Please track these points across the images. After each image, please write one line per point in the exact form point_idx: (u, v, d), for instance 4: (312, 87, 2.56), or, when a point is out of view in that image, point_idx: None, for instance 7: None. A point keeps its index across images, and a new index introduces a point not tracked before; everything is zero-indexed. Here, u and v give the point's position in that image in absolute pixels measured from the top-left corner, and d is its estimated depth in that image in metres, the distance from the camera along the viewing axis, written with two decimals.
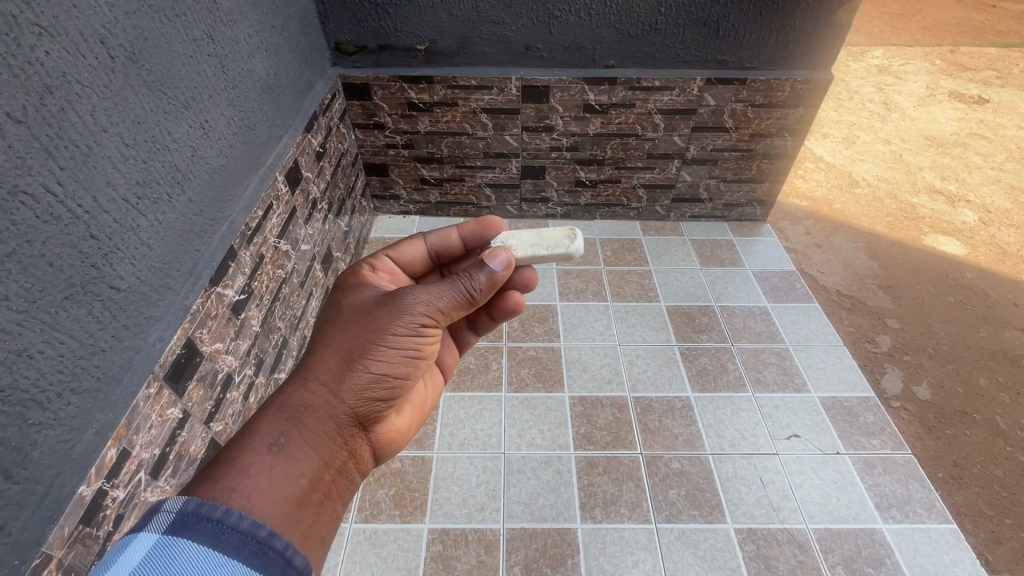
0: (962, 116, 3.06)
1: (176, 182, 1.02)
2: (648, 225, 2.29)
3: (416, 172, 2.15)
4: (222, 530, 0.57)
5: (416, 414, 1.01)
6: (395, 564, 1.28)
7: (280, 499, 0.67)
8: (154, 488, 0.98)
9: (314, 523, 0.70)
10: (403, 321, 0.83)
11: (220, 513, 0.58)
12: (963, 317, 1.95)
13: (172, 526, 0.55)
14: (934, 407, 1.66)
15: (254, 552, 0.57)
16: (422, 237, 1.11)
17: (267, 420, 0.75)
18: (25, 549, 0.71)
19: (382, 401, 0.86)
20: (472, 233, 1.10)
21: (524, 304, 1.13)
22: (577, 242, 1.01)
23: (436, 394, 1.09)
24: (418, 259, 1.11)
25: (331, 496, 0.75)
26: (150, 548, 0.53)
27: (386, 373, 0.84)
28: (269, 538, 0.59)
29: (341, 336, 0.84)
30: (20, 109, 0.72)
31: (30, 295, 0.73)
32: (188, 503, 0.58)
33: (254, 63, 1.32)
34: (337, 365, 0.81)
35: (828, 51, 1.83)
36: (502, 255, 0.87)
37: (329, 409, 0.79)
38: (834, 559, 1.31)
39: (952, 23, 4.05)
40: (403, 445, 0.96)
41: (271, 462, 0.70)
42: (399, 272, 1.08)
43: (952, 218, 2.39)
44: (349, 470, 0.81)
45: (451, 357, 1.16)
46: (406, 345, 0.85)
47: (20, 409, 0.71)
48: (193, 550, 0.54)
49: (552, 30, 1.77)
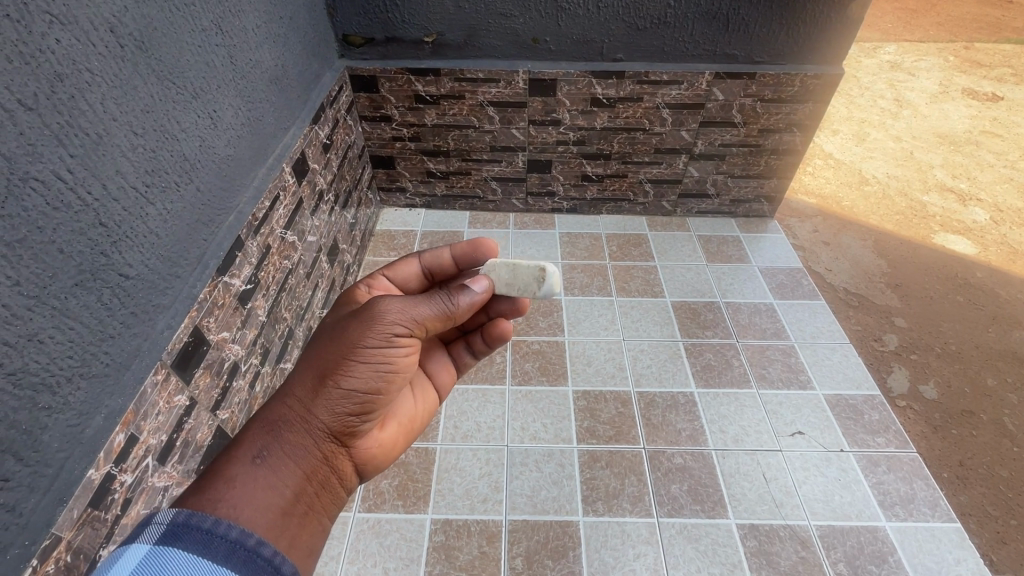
0: (975, 113, 3.02)
1: (184, 171, 1.03)
2: (655, 220, 2.28)
3: (422, 165, 2.15)
4: (211, 538, 0.58)
5: (404, 430, 1.00)
6: (397, 554, 1.29)
7: (264, 509, 0.69)
8: (162, 474, 0.99)
9: (299, 533, 0.71)
10: (375, 333, 0.82)
11: (210, 524, 0.60)
12: (972, 317, 1.93)
13: (163, 537, 0.57)
14: (940, 407, 1.64)
15: (243, 560, 0.58)
16: (416, 256, 1.11)
17: (251, 432, 0.77)
18: (35, 530, 0.73)
19: (360, 415, 0.85)
20: (464, 252, 1.09)
21: (512, 332, 1.14)
22: (546, 288, 1.01)
23: (429, 412, 1.08)
24: (412, 278, 1.11)
25: (314, 509, 0.76)
26: (142, 558, 0.55)
27: (360, 388, 0.83)
28: (257, 547, 0.60)
29: (319, 350, 0.84)
30: (31, 96, 0.73)
31: (40, 280, 0.74)
32: (178, 515, 0.59)
33: (263, 55, 1.32)
34: (313, 380, 0.81)
35: (839, 46, 1.81)
36: (483, 281, 0.96)
37: (306, 423, 0.79)
38: (836, 556, 1.31)
39: (967, 19, 3.99)
40: (388, 460, 0.95)
41: (253, 473, 0.72)
42: (393, 291, 1.09)
43: (962, 217, 2.36)
44: (331, 485, 0.82)
45: (447, 377, 1.15)
46: (381, 359, 0.83)
47: (31, 393, 0.72)
48: (182, 558, 0.56)
49: (561, 23, 1.76)
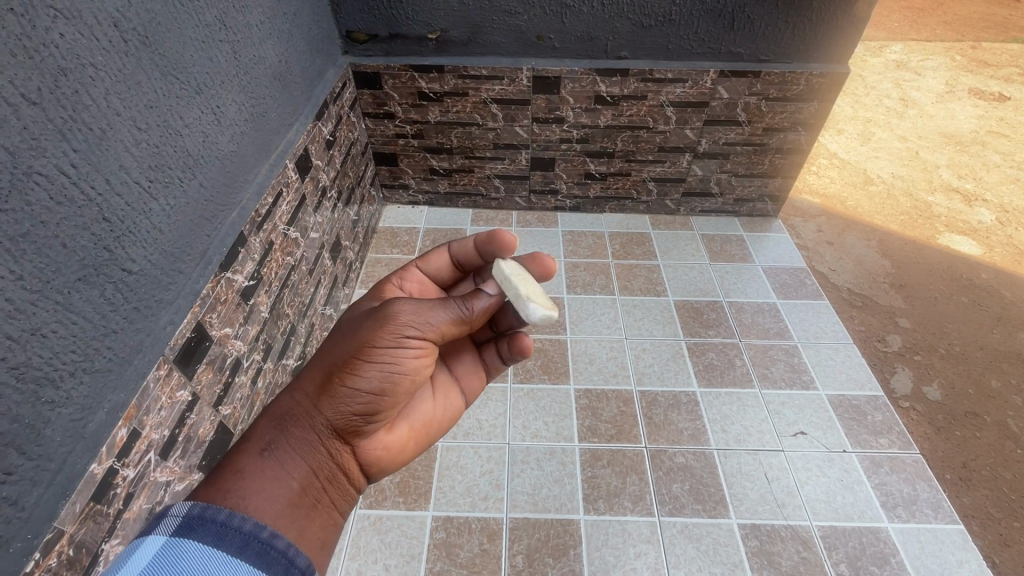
0: (981, 113, 3.00)
1: (188, 167, 1.03)
2: (658, 218, 2.28)
3: (425, 162, 2.15)
4: (225, 530, 0.59)
5: (419, 434, 0.98)
6: (398, 550, 1.30)
7: (272, 500, 0.70)
8: (164, 468, 0.99)
9: (308, 524, 0.72)
10: (385, 335, 0.81)
11: (224, 517, 0.61)
12: (977, 318, 1.92)
13: (178, 529, 0.57)
14: (944, 408, 1.64)
15: (257, 551, 0.59)
16: (448, 248, 1.10)
17: (261, 425, 0.79)
18: (38, 524, 0.73)
19: (367, 415, 0.84)
20: (486, 240, 1.04)
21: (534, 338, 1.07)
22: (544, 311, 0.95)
23: (452, 417, 1.05)
24: (445, 272, 1.11)
25: (321, 504, 0.76)
26: (159, 547, 0.55)
27: (366, 389, 0.82)
28: (270, 539, 0.61)
29: (332, 346, 0.85)
30: (35, 91, 0.73)
31: (43, 274, 0.74)
32: (192, 508, 0.60)
33: (266, 50, 1.32)
34: (321, 377, 0.82)
35: (847, 43, 1.79)
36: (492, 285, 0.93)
37: (312, 420, 0.80)
38: (839, 556, 1.30)
39: (975, 18, 3.96)
40: (397, 462, 0.94)
41: (262, 465, 0.74)
42: (426, 285, 1.10)
43: (968, 218, 2.35)
44: (338, 482, 0.82)
45: (477, 379, 1.11)
46: (388, 360, 0.82)
47: (33, 386, 0.72)
48: (198, 551, 0.56)
49: (565, 20, 1.76)
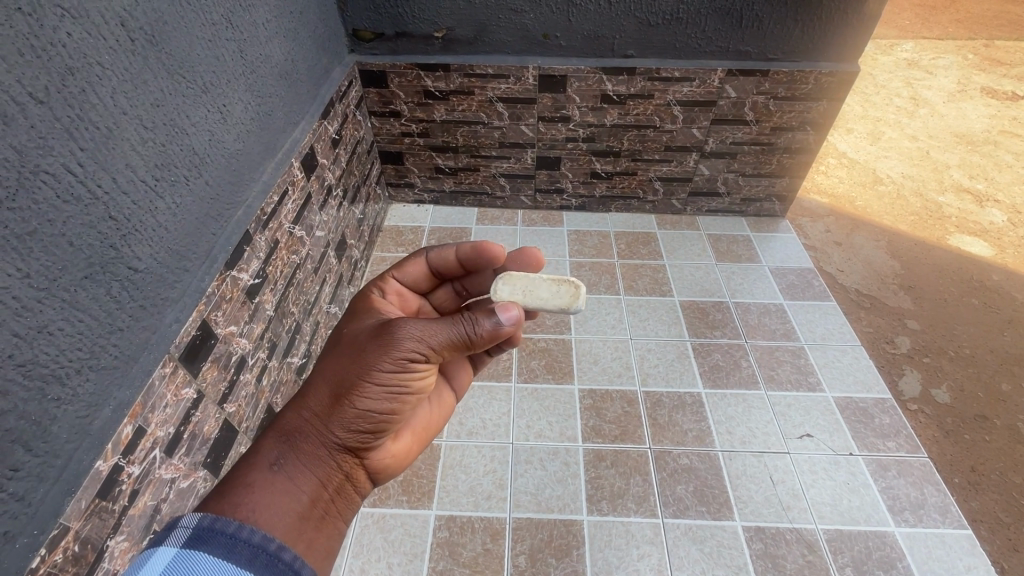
0: (994, 112, 2.96)
1: (194, 165, 1.03)
2: (664, 218, 2.27)
3: (431, 161, 2.15)
4: (234, 543, 0.61)
5: (419, 439, 0.99)
6: (402, 549, 1.30)
7: (283, 512, 0.71)
8: (169, 465, 1.00)
9: (317, 536, 0.74)
10: (389, 358, 0.80)
11: (232, 529, 0.62)
12: (987, 320, 1.90)
13: (188, 541, 0.60)
14: (953, 411, 1.62)
15: (265, 564, 0.61)
16: (423, 255, 1.09)
17: (268, 441, 0.79)
18: (44, 520, 0.74)
19: (372, 432, 0.84)
20: (468, 253, 1.06)
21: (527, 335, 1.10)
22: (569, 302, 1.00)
23: (443, 417, 1.06)
24: (422, 278, 1.11)
25: (331, 514, 0.78)
26: (169, 560, 0.57)
27: (374, 409, 0.82)
28: (278, 551, 0.63)
29: (334, 366, 0.83)
30: (41, 90, 0.73)
31: (49, 273, 0.74)
32: (202, 519, 0.62)
33: (273, 49, 1.33)
34: (327, 398, 0.81)
35: (856, 42, 1.77)
36: (513, 310, 0.83)
37: (321, 438, 0.80)
38: (844, 560, 1.29)
39: (989, 16, 3.90)
40: (400, 468, 0.95)
41: (273, 481, 0.74)
42: (403, 293, 1.09)
43: (979, 218, 2.32)
44: (347, 492, 0.83)
45: (466, 377, 1.12)
46: (393, 382, 0.81)
47: (40, 383, 0.73)
48: (209, 562, 0.58)
49: (572, 18, 1.75)
